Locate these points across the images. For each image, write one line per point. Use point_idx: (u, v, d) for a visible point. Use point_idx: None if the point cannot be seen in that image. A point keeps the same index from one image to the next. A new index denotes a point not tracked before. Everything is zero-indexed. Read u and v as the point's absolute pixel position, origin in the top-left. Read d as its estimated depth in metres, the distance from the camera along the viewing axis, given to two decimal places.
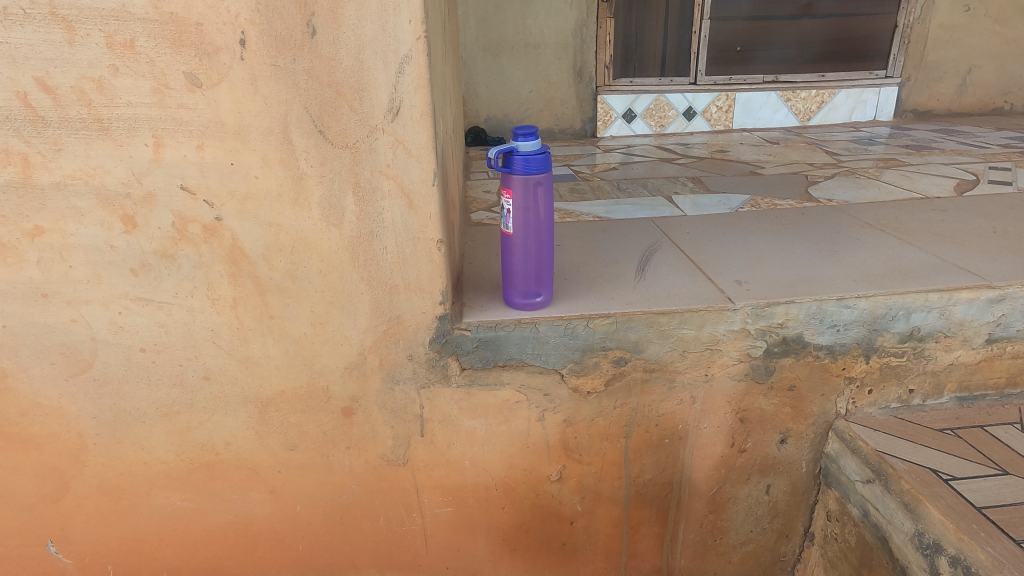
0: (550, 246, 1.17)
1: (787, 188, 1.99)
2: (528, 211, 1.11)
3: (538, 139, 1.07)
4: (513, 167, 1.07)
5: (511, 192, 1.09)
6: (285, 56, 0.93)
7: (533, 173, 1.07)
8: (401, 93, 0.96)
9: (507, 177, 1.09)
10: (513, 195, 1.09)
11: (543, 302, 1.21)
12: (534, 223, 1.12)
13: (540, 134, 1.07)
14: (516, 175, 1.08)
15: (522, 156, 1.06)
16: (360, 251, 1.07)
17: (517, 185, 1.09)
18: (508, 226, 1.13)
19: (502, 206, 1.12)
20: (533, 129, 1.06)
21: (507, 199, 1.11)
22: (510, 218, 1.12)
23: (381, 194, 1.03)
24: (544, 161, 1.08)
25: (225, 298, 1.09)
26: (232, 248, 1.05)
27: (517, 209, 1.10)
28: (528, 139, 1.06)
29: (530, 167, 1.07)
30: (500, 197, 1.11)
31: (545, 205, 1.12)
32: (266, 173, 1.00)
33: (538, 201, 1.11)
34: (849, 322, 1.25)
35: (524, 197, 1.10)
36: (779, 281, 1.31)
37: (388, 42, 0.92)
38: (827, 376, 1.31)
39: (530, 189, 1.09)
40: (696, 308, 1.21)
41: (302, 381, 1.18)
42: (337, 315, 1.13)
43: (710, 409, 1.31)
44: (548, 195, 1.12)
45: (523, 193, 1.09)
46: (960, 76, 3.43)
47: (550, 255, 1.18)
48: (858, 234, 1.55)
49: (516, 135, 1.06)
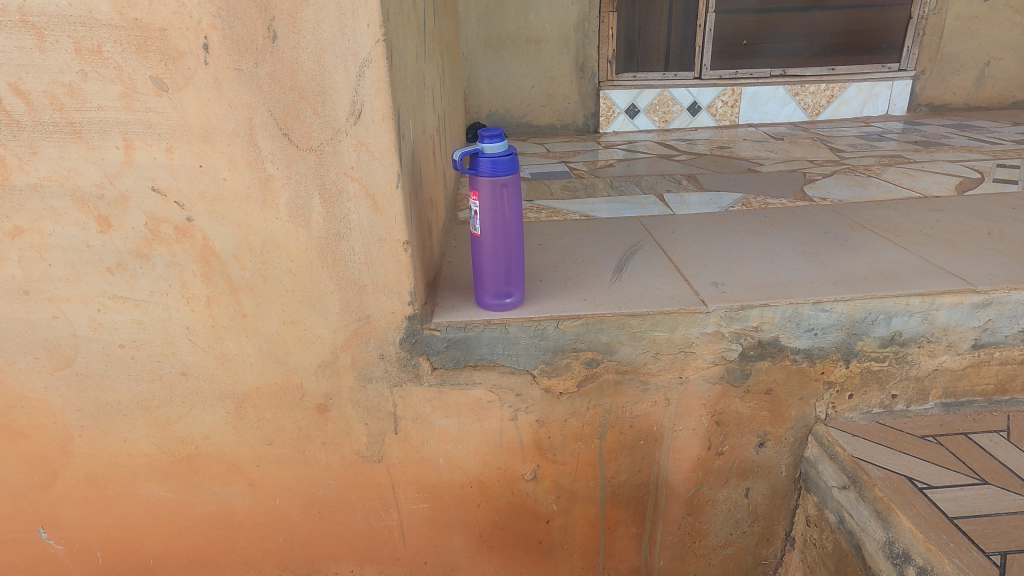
0: (520, 247, 1.18)
1: (782, 186, 1.95)
2: (496, 212, 1.11)
3: (504, 140, 1.07)
4: (479, 169, 1.07)
5: (478, 193, 1.10)
6: (247, 60, 0.94)
7: (500, 174, 1.07)
8: (362, 96, 0.97)
9: (474, 178, 1.09)
10: (480, 197, 1.09)
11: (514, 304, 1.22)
12: (503, 224, 1.13)
13: (506, 136, 1.07)
14: (482, 176, 1.08)
15: (488, 157, 1.06)
16: (328, 251, 1.09)
17: (485, 186, 1.08)
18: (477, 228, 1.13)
19: (470, 207, 1.12)
20: (499, 130, 1.06)
21: (475, 200, 1.11)
22: (478, 219, 1.12)
23: (346, 196, 1.04)
24: (510, 163, 1.08)
25: (199, 297, 1.12)
26: (204, 248, 1.08)
27: (485, 211, 1.11)
28: (494, 140, 1.06)
29: (497, 168, 1.07)
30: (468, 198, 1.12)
31: (512, 205, 1.12)
32: (234, 175, 1.02)
33: (506, 202, 1.11)
34: (827, 326, 1.23)
35: (492, 199, 1.10)
36: (757, 283, 1.29)
37: (347, 46, 0.93)
38: (805, 380, 1.29)
39: (497, 191, 1.09)
40: (667, 310, 1.20)
41: (276, 378, 1.21)
42: (307, 314, 1.15)
43: (685, 412, 1.30)
44: (515, 196, 1.12)
45: (490, 195, 1.09)
46: (979, 68, 3.29)
47: (520, 256, 1.19)
48: (847, 235, 1.52)
49: (481, 136, 1.06)
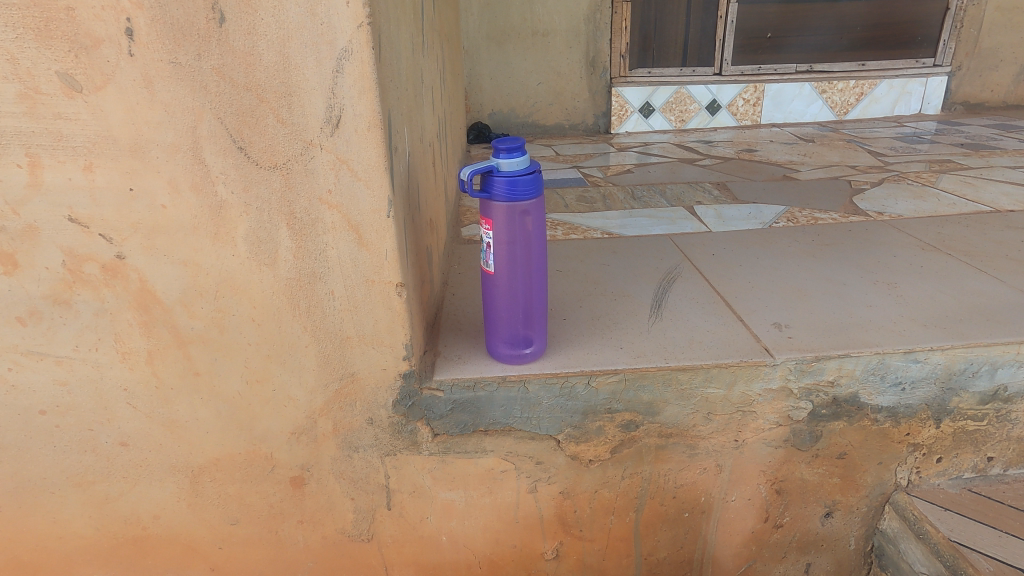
0: (544, 287, 0.95)
1: (828, 197, 1.73)
2: (514, 245, 0.88)
3: (525, 154, 0.84)
4: (493, 191, 0.84)
5: (491, 222, 0.86)
6: (187, 50, 0.70)
7: (519, 198, 0.84)
8: (341, 98, 0.73)
9: (486, 203, 0.86)
10: (494, 227, 0.86)
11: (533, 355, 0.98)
12: (523, 259, 0.90)
13: (527, 149, 0.83)
14: (497, 201, 0.85)
15: (504, 177, 0.83)
16: (301, 296, 0.85)
17: (500, 214, 0.85)
18: (490, 264, 0.90)
19: (481, 238, 0.89)
20: (519, 142, 0.83)
21: (487, 229, 0.88)
22: (491, 253, 0.89)
23: (323, 227, 0.80)
24: (533, 183, 0.84)
25: (138, 352, 0.88)
26: (141, 292, 0.84)
27: (500, 243, 0.88)
28: (513, 155, 0.82)
29: (516, 191, 0.83)
30: (479, 227, 0.88)
31: (534, 236, 0.88)
32: (175, 201, 0.78)
33: (526, 233, 0.88)
34: (918, 380, 1.00)
35: (509, 229, 0.87)
36: (829, 323, 1.06)
37: (319, 31, 0.69)
38: (885, 443, 1.06)
39: (515, 219, 0.86)
40: (725, 362, 0.96)
41: (239, 447, 0.97)
42: (276, 372, 0.91)
43: (740, 479, 1.08)
44: (539, 224, 0.89)
45: (506, 224, 0.86)
46: (1019, 63, 3.10)
47: (544, 298, 0.95)
48: (921, 258, 1.29)
49: (496, 150, 0.82)
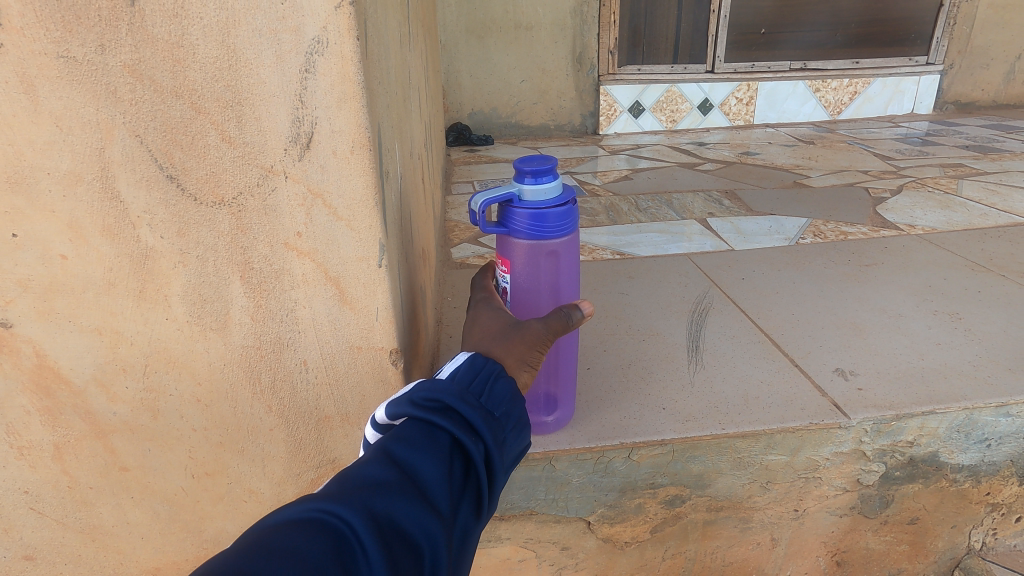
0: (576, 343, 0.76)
1: (850, 207, 1.59)
2: (538, 293, 0.69)
3: (557, 179, 0.64)
4: (513, 226, 0.65)
5: (510, 264, 0.67)
6: (85, 41, 0.49)
7: (547, 236, 0.65)
8: (312, 109, 0.52)
9: (504, 239, 0.67)
10: (513, 269, 0.67)
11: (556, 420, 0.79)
12: (549, 310, 0.70)
13: (559, 172, 0.64)
14: (518, 238, 0.65)
15: (528, 208, 0.64)
16: (263, 369, 0.64)
17: (522, 253, 0.66)
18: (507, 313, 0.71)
19: (497, 281, 0.71)
20: (549, 162, 0.63)
21: (505, 271, 0.69)
22: (508, 302, 0.70)
23: (290, 281, 0.60)
24: (565, 218, 0.65)
25: (41, 445, 0.66)
26: (39, 370, 0.62)
27: (519, 291, 0.69)
28: (541, 181, 0.63)
29: (545, 226, 0.64)
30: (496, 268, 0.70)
31: (564, 283, 0.69)
32: (81, 250, 0.57)
33: (554, 277, 0.68)
34: (1006, 435, 0.85)
35: (533, 273, 0.67)
36: (900, 367, 0.90)
37: (279, 13, 0.48)
38: (962, 505, 0.91)
39: (540, 262, 0.67)
40: (793, 426, 0.79)
41: (186, 553, 0.76)
42: (233, 463, 0.70)
43: (798, 553, 0.91)
44: (570, 268, 0.69)
45: (529, 268, 0.67)
46: (1009, 62, 3.08)
47: (575, 354, 0.76)
48: (976, 280, 1.15)
49: (519, 172, 0.63)
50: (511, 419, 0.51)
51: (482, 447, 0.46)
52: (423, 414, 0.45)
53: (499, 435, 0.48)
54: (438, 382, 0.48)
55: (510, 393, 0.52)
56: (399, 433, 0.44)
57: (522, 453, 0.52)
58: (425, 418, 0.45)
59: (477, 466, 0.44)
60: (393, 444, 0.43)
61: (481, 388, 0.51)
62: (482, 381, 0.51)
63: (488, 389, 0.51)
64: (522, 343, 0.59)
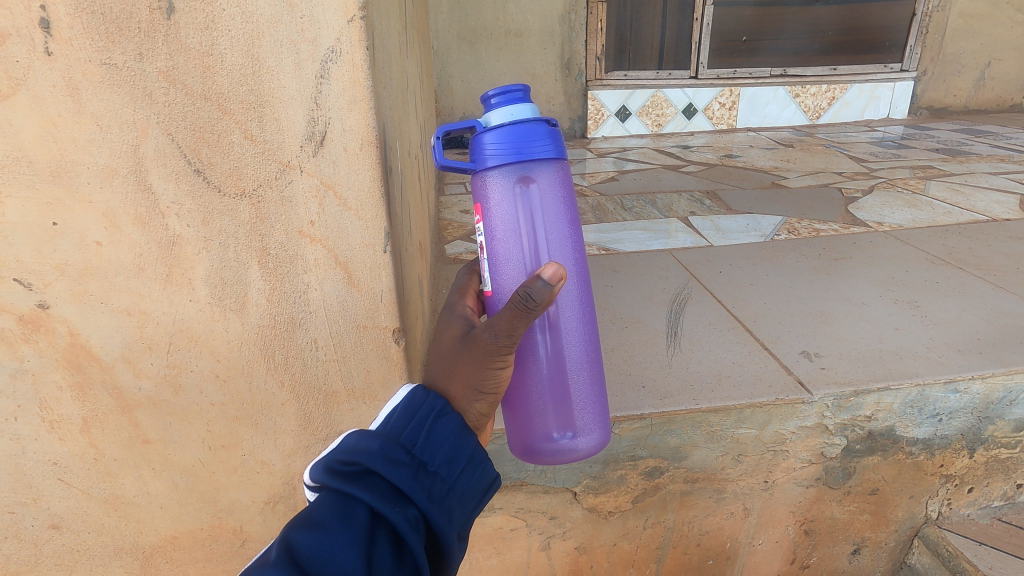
0: (585, 310, 0.65)
1: (824, 206, 1.68)
2: (520, 243, 0.61)
3: (529, 107, 0.58)
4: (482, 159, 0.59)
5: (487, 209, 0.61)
6: (125, 50, 0.55)
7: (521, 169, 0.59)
8: (325, 110, 0.59)
9: (479, 180, 0.61)
10: (489, 214, 0.61)
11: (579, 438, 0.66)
12: (536, 258, 0.61)
13: (531, 98, 0.58)
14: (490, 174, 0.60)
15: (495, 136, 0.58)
16: (276, 346, 0.70)
17: (497, 186, 0.60)
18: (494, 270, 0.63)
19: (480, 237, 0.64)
20: (519, 88, 0.58)
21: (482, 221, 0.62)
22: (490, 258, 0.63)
23: (302, 265, 0.66)
24: (540, 148, 0.58)
25: (70, 419, 0.72)
26: (71, 348, 0.68)
27: (499, 240, 0.62)
28: (508, 106, 0.58)
29: (519, 143, 0.58)
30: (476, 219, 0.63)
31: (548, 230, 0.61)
32: (114, 237, 0.63)
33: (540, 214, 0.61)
34: (956, 410, 0.93)
35: (511, 212, 0.60)
36: (861, 350, 0.97)
37: (298, 25, 0.55)
38: (919, 476, 0.99)
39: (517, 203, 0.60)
40: (761, 401, 0.86)
41: (201, 523, 0.81)
42: (247, 436, 0.76)
43: (769, 522, 0.99)
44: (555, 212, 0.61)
45: (506, 210, 0.60)
46: (979, 69, 3.21)
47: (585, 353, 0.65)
48: (934, 272, 1.23)
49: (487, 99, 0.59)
50: (445, 474, 0.54)
51: (411, 511, 0.49)
52: (348, 486, 0.49)
53: (433, 491, 0.52)
54: (363, 443, 0.52)
55: (448, 443, 0.56)
56: (324, 509, 0.48)
57: (472, 500, 0.56)
58: (350, 491, 0.49)
59: (405, 537, 0.48)
60: (313, 524, 0.47)
61: (412, 440, 0.54)
62: (421, 434, 0.55)
63: (425, 443, 0.54)
64: (471, 361, 0.59)
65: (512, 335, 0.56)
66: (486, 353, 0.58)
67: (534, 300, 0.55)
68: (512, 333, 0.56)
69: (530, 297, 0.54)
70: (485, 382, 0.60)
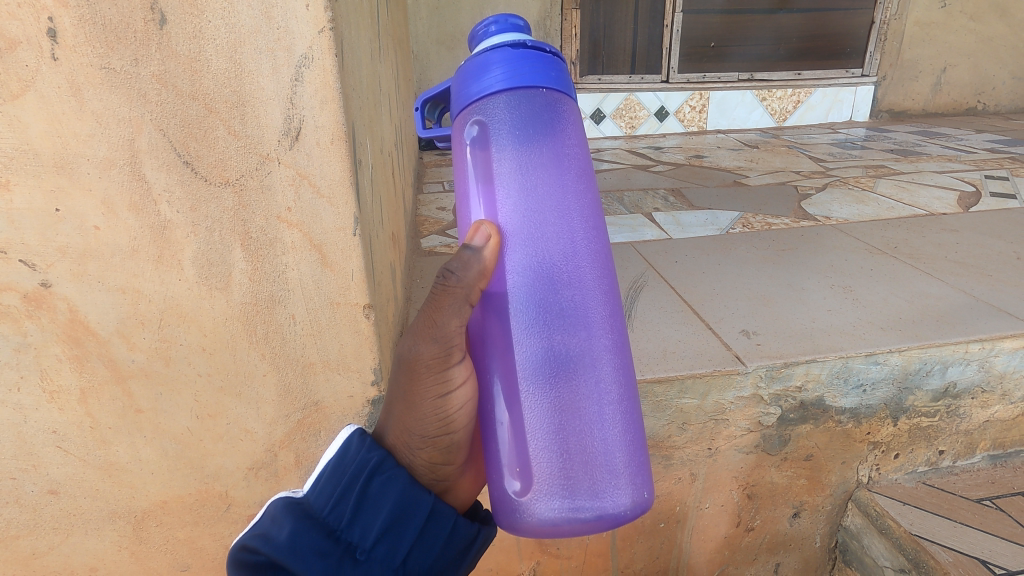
0: (581, 299, 0.62)
1: (778, 202, 1.79)
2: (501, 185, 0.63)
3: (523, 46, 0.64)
4: (471, 93, 0.64)
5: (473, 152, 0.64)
6: (123, 56, 0.63)
7: (506, 100, 0.63)
8: (300, 109, 0.67)
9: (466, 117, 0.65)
10: (475, 154, 0.64)
11: (589, 482, 0.59)
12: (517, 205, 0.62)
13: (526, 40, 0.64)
14: (476, 106, 0.64)
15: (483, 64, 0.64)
16: (258, 322, 0.78)
17: (479, 121, 0.64)
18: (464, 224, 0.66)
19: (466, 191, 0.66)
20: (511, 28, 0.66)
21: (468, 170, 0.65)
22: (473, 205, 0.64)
23: (281, 247, 0.74)
24: (524, 80, 0.63)
25: (69, 390, 0.79)
26: (71, 324, 0.75)
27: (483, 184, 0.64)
28: (499, 37, 0.65)
29: (506, 69, 0.63)
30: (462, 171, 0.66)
31: (535, 180, 0.62)
32: (111, 222, 0.70)
33: (520, 163, 0.62)
34: (877, 381, 1.03)
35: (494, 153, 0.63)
36: (794, 329, 1.08)
37: (275, 35, 0.63)
38: (849, 443, 1.09)
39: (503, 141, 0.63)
40: (699, 372, 0.96)
41: (189, 487, 0.89)
42: (231, 406, 0.84)
43: (714, 487, 1.08)
44: (544, 161, 0.63)
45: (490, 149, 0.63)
46: (935, 75, 3.39)
47: (578, 348, 0.61)
48: (869, 261, 1.34)
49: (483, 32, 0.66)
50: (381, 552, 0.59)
51: None
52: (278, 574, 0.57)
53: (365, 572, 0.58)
54: (279, 527, 0.57)
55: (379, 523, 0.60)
56: None
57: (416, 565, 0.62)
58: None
59: None
60: None
61: (333, 516, 0.59)
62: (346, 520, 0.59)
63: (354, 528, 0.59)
64: (400, 402, 0.65)
65: (436, 340, 0.62)
66: (407, 394, 0.64)
67: (452, 274, 0.60)
68: (437, 338, 0.62)
69: (450, 271, 0.60)
70: (424, 426, 0.65)
